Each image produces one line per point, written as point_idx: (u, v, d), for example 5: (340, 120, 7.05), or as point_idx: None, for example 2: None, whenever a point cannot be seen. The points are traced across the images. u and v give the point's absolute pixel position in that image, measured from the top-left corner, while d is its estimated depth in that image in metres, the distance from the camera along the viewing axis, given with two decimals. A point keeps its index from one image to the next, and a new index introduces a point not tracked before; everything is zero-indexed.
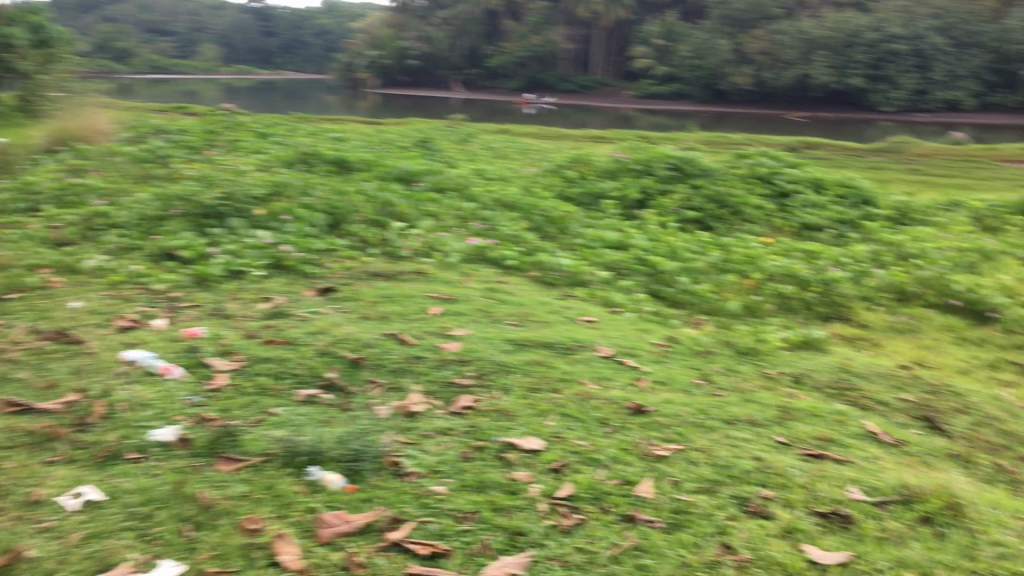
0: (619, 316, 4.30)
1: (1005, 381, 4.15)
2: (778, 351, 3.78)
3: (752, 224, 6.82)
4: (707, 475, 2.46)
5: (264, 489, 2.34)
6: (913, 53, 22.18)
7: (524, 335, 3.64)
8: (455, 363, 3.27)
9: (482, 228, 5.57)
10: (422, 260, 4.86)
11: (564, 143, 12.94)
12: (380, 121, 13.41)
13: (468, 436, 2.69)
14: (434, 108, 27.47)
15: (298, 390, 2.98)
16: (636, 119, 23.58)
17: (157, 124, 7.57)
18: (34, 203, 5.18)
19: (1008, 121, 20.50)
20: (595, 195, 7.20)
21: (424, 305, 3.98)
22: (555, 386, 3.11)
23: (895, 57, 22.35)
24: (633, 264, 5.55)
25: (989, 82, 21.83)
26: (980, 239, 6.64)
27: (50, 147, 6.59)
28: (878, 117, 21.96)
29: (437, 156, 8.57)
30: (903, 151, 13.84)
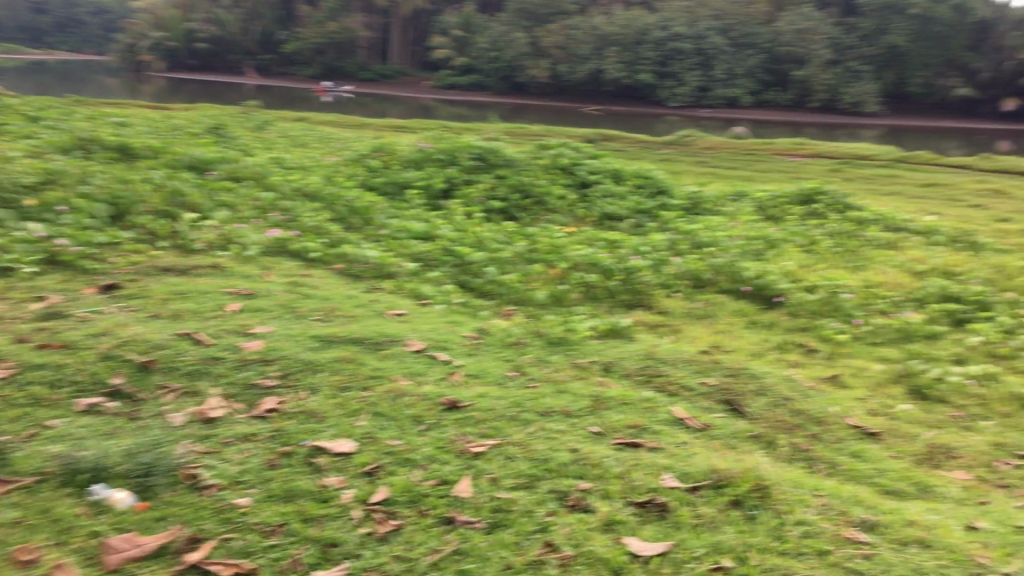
0: (429, 308, 4.22)
1: (794, 361, 4.39)
2: (588, 339, 3.81)
3: (555, 214, 6.93)
4: (525, 470, 2.41)
5: (39, 513, 2.07)
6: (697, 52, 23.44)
7: (331, 331, 3.48)
8: (257, 362, 3.07)
9: (282, 219, 5.32)
10: (217, 253, 4.57)
11: (366, 132, 12.72)
12: (167, 106, 12.66)
13: (273, 441, 2.51)
14: (227, 94, 26.30)
15: (78, 399, 2.69)
16: (437, 110, 23.53)
17: None
18: None
19: (781, 117, 22.02)
20: (400, 185, 7.08)
21: (221, 301, 3.73)
22: (365, 384, 2.98)
23: (680, 55, 23.46)
24: (440, 256, 5.48)
25: (764, 80, 23.33)
26: (765, 228, 7.04)
27: None
28: (666, 111, 22.99)
29: (231, 144, 8.16)
30: (691, 145, 14.56)
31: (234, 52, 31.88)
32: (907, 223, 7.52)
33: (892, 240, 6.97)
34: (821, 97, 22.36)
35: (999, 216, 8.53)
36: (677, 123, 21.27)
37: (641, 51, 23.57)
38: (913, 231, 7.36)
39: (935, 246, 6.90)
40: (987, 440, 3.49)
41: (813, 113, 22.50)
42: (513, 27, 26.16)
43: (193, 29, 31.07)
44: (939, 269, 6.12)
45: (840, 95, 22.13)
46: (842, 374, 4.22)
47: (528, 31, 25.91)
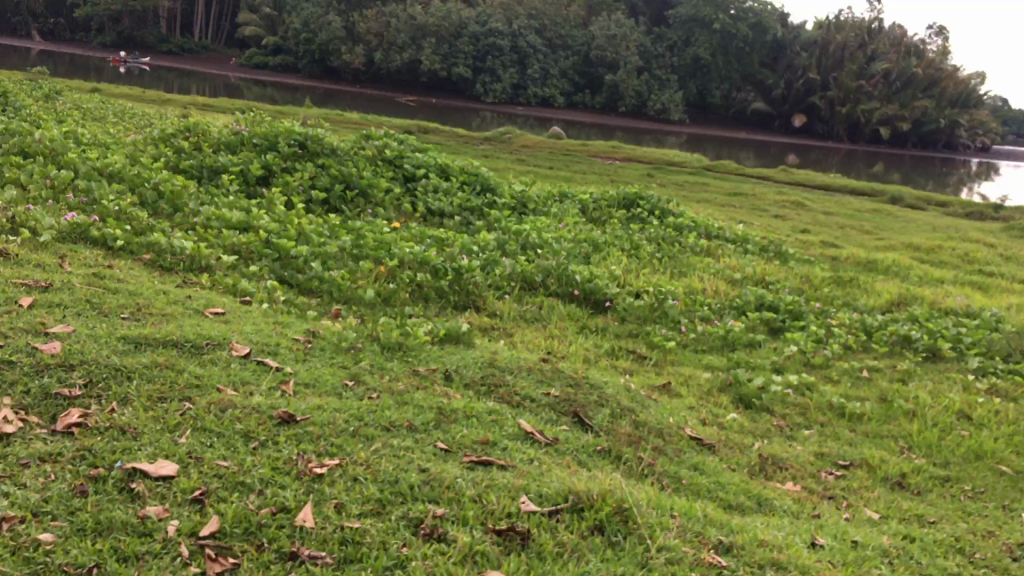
0: (251, 306, 3.91)
1: (625, 368, 4.39)
2: (425, 344, 3.63)
3: (380, 208, 6.74)
4: (371, 494, 2.21)
5: None
6: (512, 49, 23.38)
7: (145, 330, 3.13)
8: (57, 367, 2.69)
9: (81, 201, 4.83)
10: (6, 237, 4.07)
11: (170, 109, 11.95)
12: None
13: (79, 464, 2.18)
14: (9, 58, 24.18)
15: None
16: (246, 90, 22.57)
17: None
18: None
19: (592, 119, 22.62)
20: (214, 168, 6.62)
21: (12, 293, 3.29)
22: (185, 393, 2.67)
23: (497, 52, 23.28)
24: (260, 248, 5.13)
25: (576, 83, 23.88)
26: (590, 231, 7.10)
27: None
28: (482, 106, 23.08)
29: (17, 113, 7.39)
30: (510, 142, 14.63)
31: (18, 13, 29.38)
32: (721, 231, 7.80)
33: (708, 248, 7.19)
34: (630, 103, 23.10)
35: (800, 227, 9.02)
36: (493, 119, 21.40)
37: (458, 45, 23.33)
38: (725, 240, 7.65)
39: (747, 255, 7.20)
40: (811, 450, 3.58)
41: (623, 118, 23.22)
42: (329, 10, 25.47)
43: None
44: (753, 278, 6.36)
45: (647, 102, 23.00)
46: (673, 383, 4.25)
47: (345, 16, 25.29)
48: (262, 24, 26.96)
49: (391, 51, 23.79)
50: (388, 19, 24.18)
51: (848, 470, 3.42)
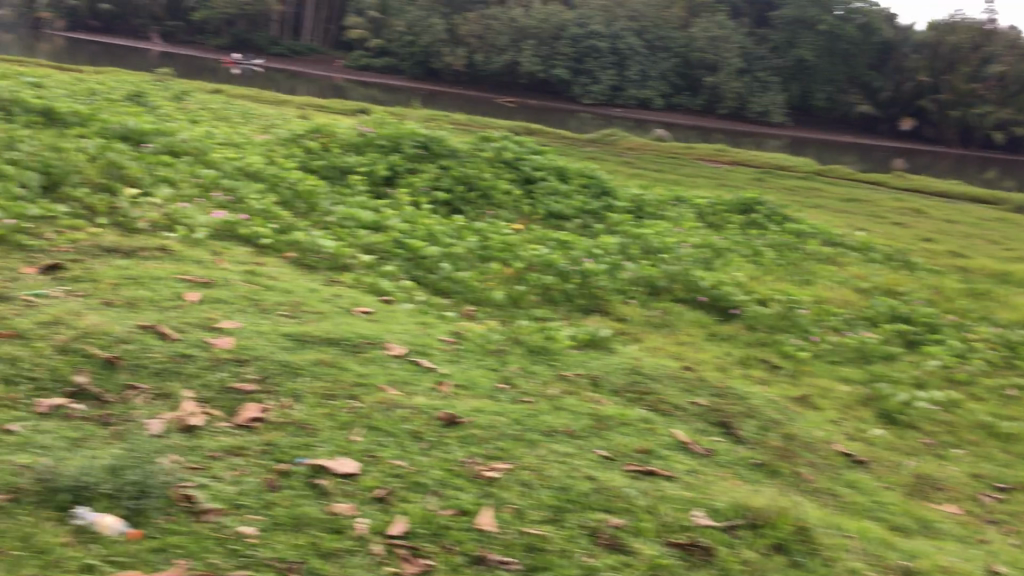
0: (394, 306, 3.99)
1: (761, 378, 4.32)
2: (568, 348, 3.64)
3: (500, 209, 6.79)
4: (546, 500, 2.22)
5: (21, 542, 1.75)
6: (611, 51, 23.34)
7: (304, 329, 3.23)
8: (231, 363, 2.81)
9: (226, 200, 5.03)
10: (163, 234, 4.27)
11: (289, 110, 12.33)
12: (75, 70, 12.07)
13: (266, 458, 2.26)
14: (127, 58, 25.38)
15: (38, 399, 2.37)
16: (349, 90, 23.09)
17: None
18: None
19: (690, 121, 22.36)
20: (341, 169, 6.80)
21: (177, 289, 3.45)
22: (352, 392, 2.74)
23: (596, 53, 23.29)
24: (392, 248, 5.23)
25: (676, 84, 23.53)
26: (709, 236, 6.99)
27: None
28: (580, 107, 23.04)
29: (156, 113, 7.75)
30: (615, 143, 14.58)
31: (137, 16, 30.85)
32: (844, 239, 7.61)
33: (831, 255, 7.02)
34: (729, 105, 22.70)
35: (923, 235, 8.73)
36: (590, 120, 21.34)
37: (557, 47, 23.36)
38: (849, 247, 7.45)
39: (874, 264, 6.99)
40: (966, 471, 3.45)
41: (722, 120, 22.86)
42: (431, 13, 25.86)
43: None
44: (882, 288, 6.18)
45: (749, 103, 22.58)
46: (812, 394, 4.16)
47: (446, 18, 25.64)
48: None
49: (491, 52, 24.00)
50: (488, 22, 24.45)
51: (1008, 493, 3.29)
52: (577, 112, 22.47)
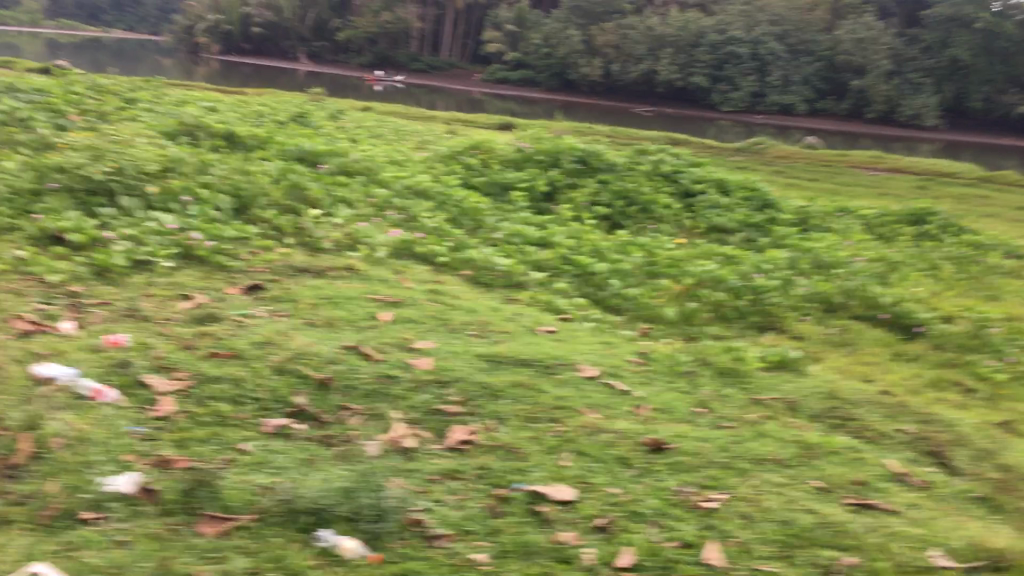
0: (575, 325, 3.98)
1: (957, 402, 4.09)
2: (759, 370, 3.53)
3: (662, 223, 6.70)
4: (770, 535, 2.16)
5: (274, 565, 1.83)
6: (752, 57, 22.91)
7: (497, 350, 3.25)
8: (433, 385, 2.86)
9: (400, 219, 5.16)
10: (348, 254, 4.41)
11: (439, 126, 12.60)
12: (242, 93, 12.75)
13: (483, 483, 2.28)
14: (278, 79, 26.66)
15: (264, 420, 2.47)
16: (487, 104, 23.47)
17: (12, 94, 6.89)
18: None
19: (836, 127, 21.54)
20: (502, 185, 6.88)
21: (371, 310, 3.56)
22: (554, 415, 2.74)
23: (737, 60, 22.90)
24: (560, 264, 5.23)
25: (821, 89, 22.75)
26: (882, 249, 6.69)
27: None
28: (719, 116, 22.57)
29: (323, 134, 8.07)
30: (764, 152, 14.21)
31: (288, 38, 32.44)
32: None
33: (1016, 268, 6.60)
34: (877, 109, 21.68)
35: None
36: (730, 128, 20.90)
37: (696, 54, 22.99)
38: None
39: None
40: None
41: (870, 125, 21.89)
42: (567, 25, 26.04)
43: (247, 14, 31.98)
44: None
45: (898, 107, 21.41)
46: (1017, 420, 3.90)
47: (584, 29, 25.68)
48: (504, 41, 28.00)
49: (629, 62, 23.89)
50: (626, 32, 24.36)
51: None
52: (717, 120, 22.07)
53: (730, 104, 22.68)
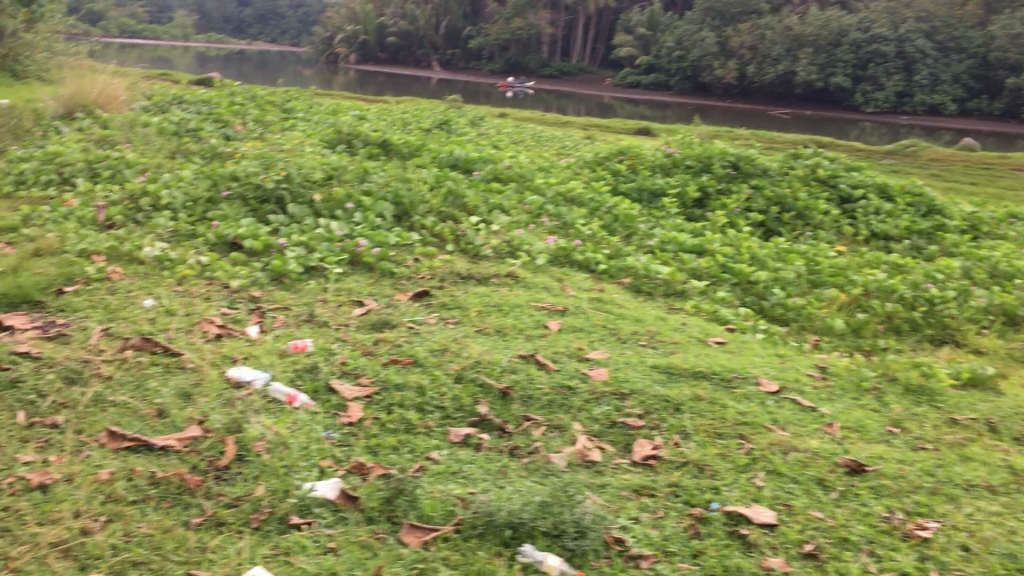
0: (744, 336, 3.85)
1: None
2: (951, 388, 3.32)
3: (820, 231, 6.46)
4: (996, 570, 2.00)
5: None
6: (897, 55, 21.62)
7: (672, 360, 3.17)
8: (612, 396, 2.79)
9: (555, 226, 5.14)
10: (508, 261, 4.41)
11: (576, 131, 12.57)
12: (386, 101, 13.11)
13: (678, 501, 2.20)
14: (412, 86, 27.30)
15: (449, 428, 2.46)
16: (618, 107, 23.33)
17: (181, 108, 7.28)
18: (76, 185, 4.92)
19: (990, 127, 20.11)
20: (651, 192, 6.78)
21: (539, 318, 3.53)
22: (740, 431, 2.64)
23: (882, 58, 21.75)
24: (719, 272, 5.10)
25: (973, 88, 20.93)
26: None
27: (74, 124, 6.34)
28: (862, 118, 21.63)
29: (470, 141, 8.17)
30: (917, 154, 13.54)
31: (423, 47, 33.21)
32: None
33: None
34: None
35: None
36: (872, 130, 20.03)
37: (837, 54, 22.13)
38: None
39: None
40: None
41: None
42: (702, 27, 25.57)
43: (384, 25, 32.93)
44: None
45: None
46: None
47: (718, 31, 25.14)
48: (636, 45, 27.85)
49: (765, 63, 23.24)
50: (763, 32, 23.64)
51: None
52: (860, 122, 21.17)
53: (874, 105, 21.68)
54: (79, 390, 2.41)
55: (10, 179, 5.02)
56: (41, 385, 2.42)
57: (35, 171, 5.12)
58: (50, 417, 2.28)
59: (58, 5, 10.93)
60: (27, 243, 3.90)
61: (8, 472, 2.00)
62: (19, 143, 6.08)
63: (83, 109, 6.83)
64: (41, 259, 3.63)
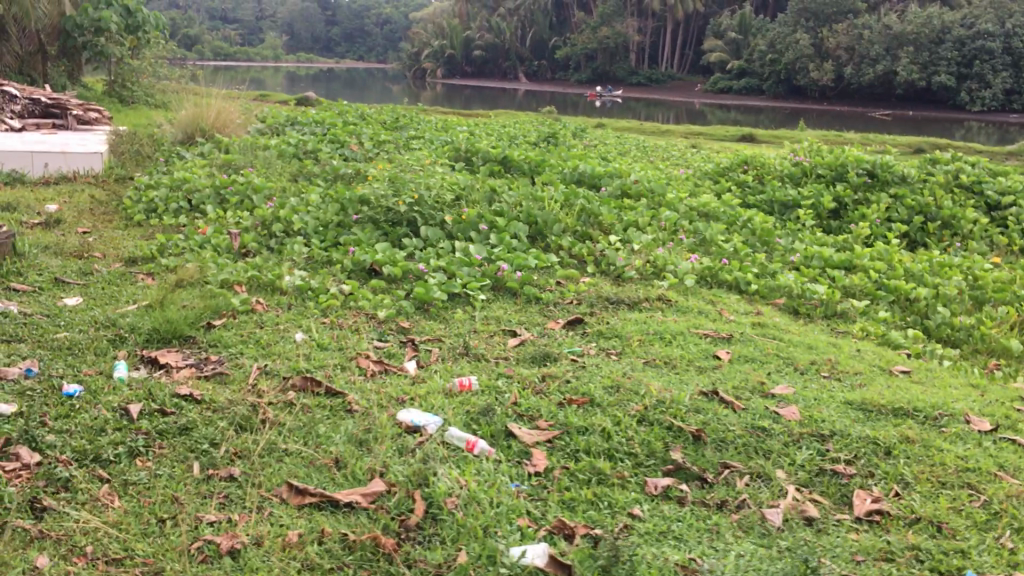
0: (926, 364, 3.55)
1: None
2: None
3: (970, 241, 6.05)
4: None
5: None
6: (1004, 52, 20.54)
7: (867, 395, 2.88)
8: (813, 439, 2.53)
9: (693, 243, 4.88)
10: (655, 282, 4.18)
11: (679, 140, 12.26)
12: (487, 115, 13.05)
13: (926, 569, 1.94)
14: (500, 99, 27.28)
15: (645, 479, 2.24)
16: (710, 113, 22.85)
17: (296, 130, 7.26)
18: (206, 211, 4.87)
19: None
20: (783, 203, 6.47)
21: (706, 346, 3.28)
22: (968, 480, 2.35)
23: (987, 55, 20.57)
24: (873, 289, 4.77)
25: None
26: None
27: (196, 148, 6.35)
28: (968, 117, 20.65)
29: (585, 154, 7.99)
30: None
31: (510, 59, 33.29)
32: None
33: None
34: None
35: None
36: (979, 129, 19.04)
37: (939, 51, 21.10)
38: None
39: None
40: None
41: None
42: (795, 28, 24.78)
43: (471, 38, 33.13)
44: None
45: None
46: None
47: (812, 32, 24.37)
48: (727, 50, 27.33)
49: (863, 63, 22.38)
50: (859, 31, 22.77)
51: None
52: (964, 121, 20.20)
53: (980, 103, 20.63)
54: (250, 438, 2.27)
55: (141, 207, 4.99)
56: (213, 433, 2.29)
57: (163, 199, 5.09)
58: (225, 469, 2.15)
59: (166, 29, 11.14)
60: (168, 274, 3.83)
61: (196, 537, 1.87)
62: (143, 170, 6.09)
63: (202, 134, 6.77)
64: (185, 292, 3.54)
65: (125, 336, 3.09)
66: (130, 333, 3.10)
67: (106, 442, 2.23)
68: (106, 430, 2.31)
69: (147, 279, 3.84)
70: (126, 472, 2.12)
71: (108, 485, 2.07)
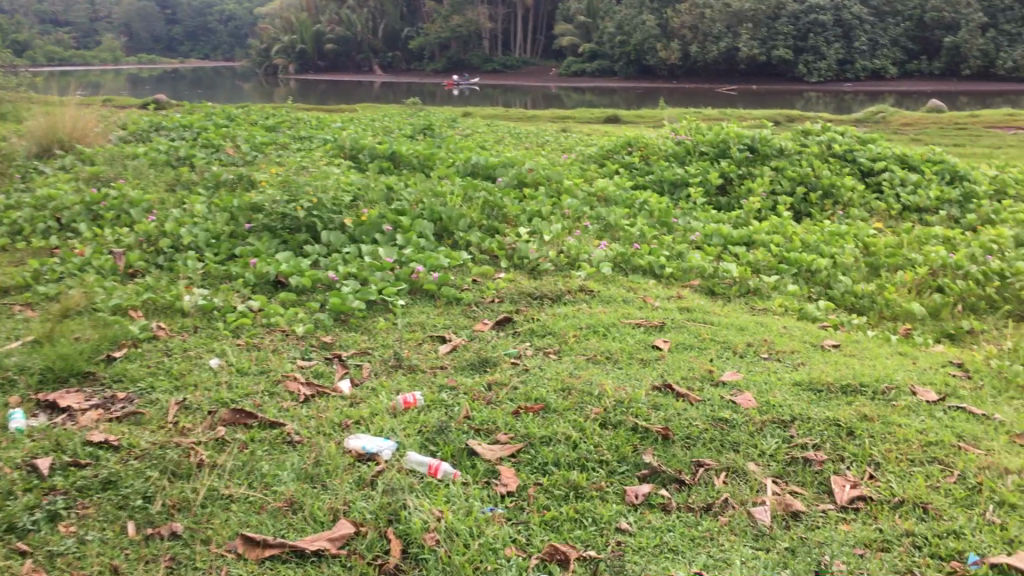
0: (850, 336, 3.57)
1: None
2: None
3: (852, 208, 6.21)
4: None
5: None
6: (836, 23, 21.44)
7: (814, 374, 2.85)
8: (775, 425, 2.46)
9: (598, 230, 4.81)
10: (571, 273, 4.08)
11: (549, 125, 12.25)
12: (354, 108, 12.70)
13: (926, 555, 1.90)
14: (355, 92, 26.69)
15: (623, 488, 2.12)
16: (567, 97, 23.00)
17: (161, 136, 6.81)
18: (78, 229, 4.46)
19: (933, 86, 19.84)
20: (672, 182, 6.50)
21: (642, 336, 3.19)
22: (937, 454, 2.33)
23: (820, 28, 21.51)
24: (777, 263, 4.81)
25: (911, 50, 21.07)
26: None
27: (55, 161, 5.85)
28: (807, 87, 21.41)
29: (467, 143, 7.83)
30: None
31: (363, 50, 32.72)
32: None
33: None
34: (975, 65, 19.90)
35: None
36: (818, 99, 19.78)
37: (776, 27, 21.85)
38: None
39: None
40: None
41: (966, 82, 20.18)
42: (641, 9, 25.04)
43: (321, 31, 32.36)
44: None
45: (997, 60, 19.57)
46: None
47: (658, 13, 24.68)
48: (578, 33, 27.58)
49: (708, 41, 22.85)
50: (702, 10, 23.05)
51: None
52: (803, 92, 20.93)
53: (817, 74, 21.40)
54: (188, 487, 2.03)
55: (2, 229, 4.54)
56: (144, 485, 2.04)
57: (28, 219, 4.63)
58: (166, 525, 1.91)
59: None
60: (50, 304, 3.46)
61: None
62: None
63: (61, 144, 6.22)
64: (74, 322, 3.20)
65: (14, 379, 2.74)
66: (21, 374, 2.77)
67: (21, 508, 1.94)
68: (16, 492, 2.00)
69: (26, 310, 3.46)
70: (49, 542, 1.84)
71: (31, 559, 1.79)
